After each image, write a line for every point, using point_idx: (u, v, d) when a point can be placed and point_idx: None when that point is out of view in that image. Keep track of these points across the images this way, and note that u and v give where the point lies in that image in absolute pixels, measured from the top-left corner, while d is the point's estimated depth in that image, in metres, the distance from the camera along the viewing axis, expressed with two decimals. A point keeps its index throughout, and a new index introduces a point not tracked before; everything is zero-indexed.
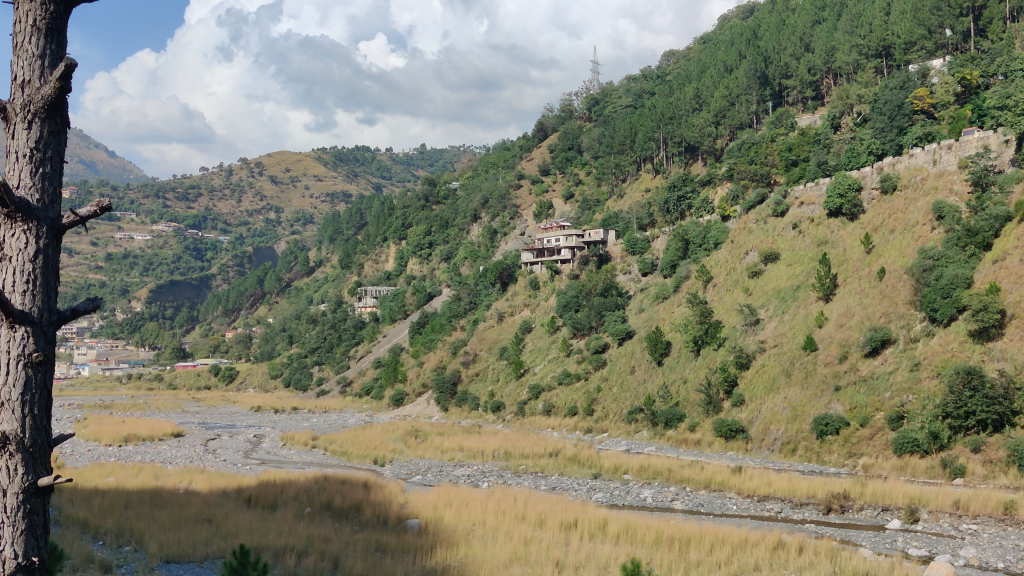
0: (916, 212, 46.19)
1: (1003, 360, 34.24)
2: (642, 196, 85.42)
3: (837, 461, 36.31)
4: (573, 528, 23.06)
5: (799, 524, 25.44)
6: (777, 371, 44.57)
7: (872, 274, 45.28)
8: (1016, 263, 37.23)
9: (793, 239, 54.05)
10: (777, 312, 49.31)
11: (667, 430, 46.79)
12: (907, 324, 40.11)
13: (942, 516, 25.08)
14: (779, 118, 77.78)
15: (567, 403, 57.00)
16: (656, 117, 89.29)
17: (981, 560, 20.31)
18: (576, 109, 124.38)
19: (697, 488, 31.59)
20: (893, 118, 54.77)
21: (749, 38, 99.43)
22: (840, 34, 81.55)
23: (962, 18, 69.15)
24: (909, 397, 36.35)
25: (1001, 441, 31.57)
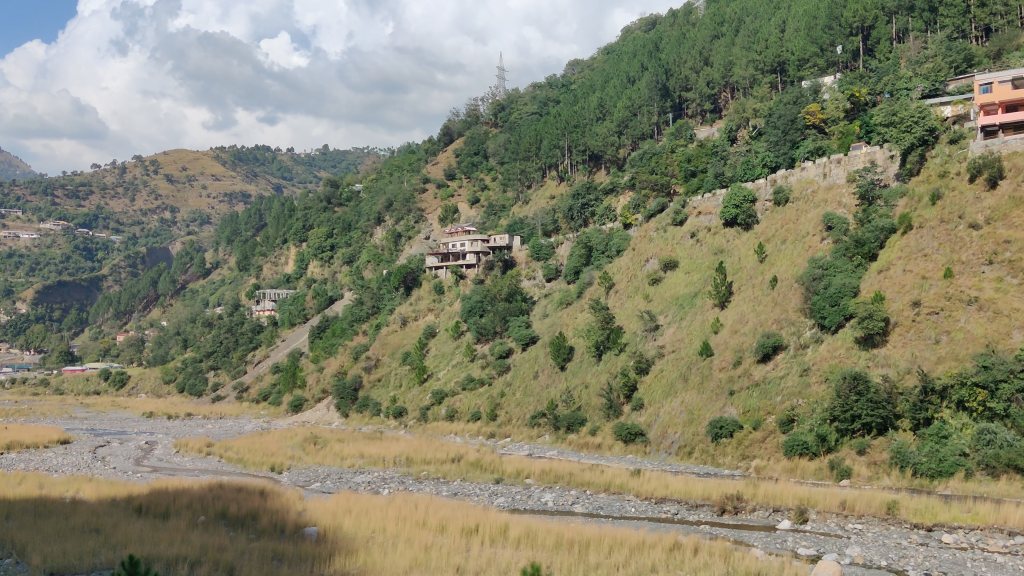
0: (807, 223, 47.94)
1: (886, 366, 35.90)
2: (546, 203, 86.16)
3: (731, 463, 37.28)
4: (473, 533, 23.08)
5: (695, 526, 26.04)
6: (675, 375, 45.57)
7: (764, 282, 46.83)
8: (899, 273, 39.09)
9: (691, 247, 55.39)
10: (676, 318, 50.45)
11: (569, 435, 47.32)
12: (798, 330, 41.60)
13: (830, 516, 26.09)
14: (679, 130, 79.46)
15: (470, 408, 57.05)
16: (560, 125, 90.38)
17: (865, 558, 21.19)
18: (482, 115, 124.61)
19: (596, 491, 32.01)
20: (786, 133, 56.54)
21: (651, 51, 101.68)
22: (738, 50, 84.02)
23: (852, 37, 72.37)
24: (799, 401, 37.68)
25: (884, 444, 33.11)
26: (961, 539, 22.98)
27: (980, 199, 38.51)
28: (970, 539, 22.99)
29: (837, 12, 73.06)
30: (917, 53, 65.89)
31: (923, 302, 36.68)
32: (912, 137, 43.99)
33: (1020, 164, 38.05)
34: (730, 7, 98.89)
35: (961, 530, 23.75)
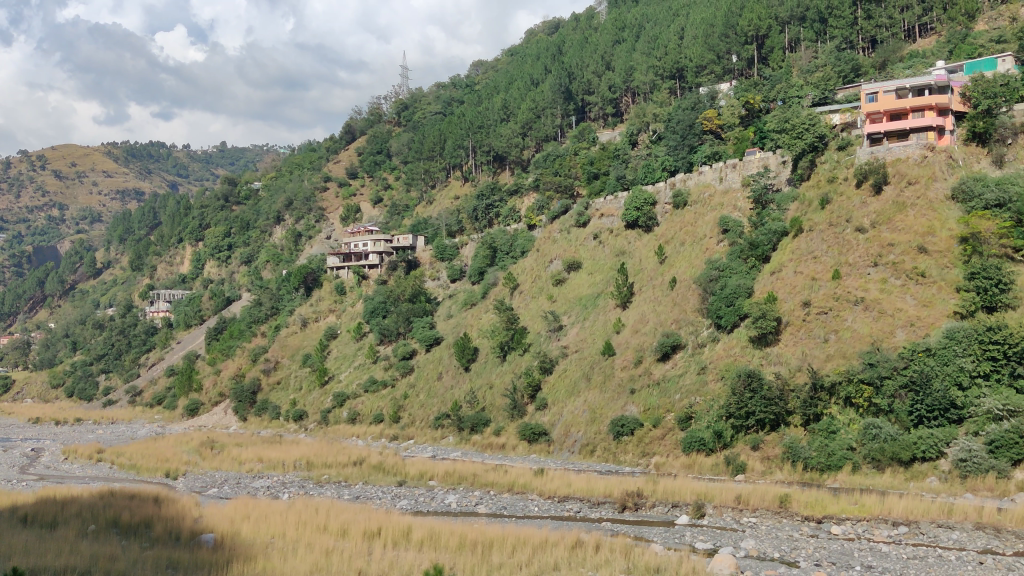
0: (704, 226, 49.21)
1: (779, 364, 37.15)
2: (450, 203, 86.02)
3: (632, 461, 37.95)
4: (376, 537, 22.94)
5: (597, 523, 26.46)
6: (578, 375, 46.15)
7: (664, 283, 47.88)
8: (791, 275, 40.51)
9: (594, 249, 56.17)
10: (579, 318, 51.13)
11: (472, 436, 47.33)
12: (695, 329, 42.68)
13: (726, 510, 26.85)
14: (582, 133, 80.36)
15: (373, 411, 56.54)
16: (465, 126, 90.56)
17: (759, 551, 21.91)
18: (384, 113, 123.50)
19: (500, 491, 32.18)
20: (684, 138, 57.85)
21: (554, 54, 102.65)
22: (639, 55, 86.16)
23: (747, 45, 74.52)
24: (697, 399, 38.64)
25: (777, 439, 34.30)
26: (849, 530, 23.99)
27: (865, 204, 40.33)
28: (858, 530, 24.01)
29: (734, 21, 75.32)
30: (808, 62, 68.35)
31: (813, 302, 38.12)
32: (803, 143, 45.61)
33: (903, 171, 39.90)
34: (632, 13, 100.87)
35: (849, 521, 24.80)
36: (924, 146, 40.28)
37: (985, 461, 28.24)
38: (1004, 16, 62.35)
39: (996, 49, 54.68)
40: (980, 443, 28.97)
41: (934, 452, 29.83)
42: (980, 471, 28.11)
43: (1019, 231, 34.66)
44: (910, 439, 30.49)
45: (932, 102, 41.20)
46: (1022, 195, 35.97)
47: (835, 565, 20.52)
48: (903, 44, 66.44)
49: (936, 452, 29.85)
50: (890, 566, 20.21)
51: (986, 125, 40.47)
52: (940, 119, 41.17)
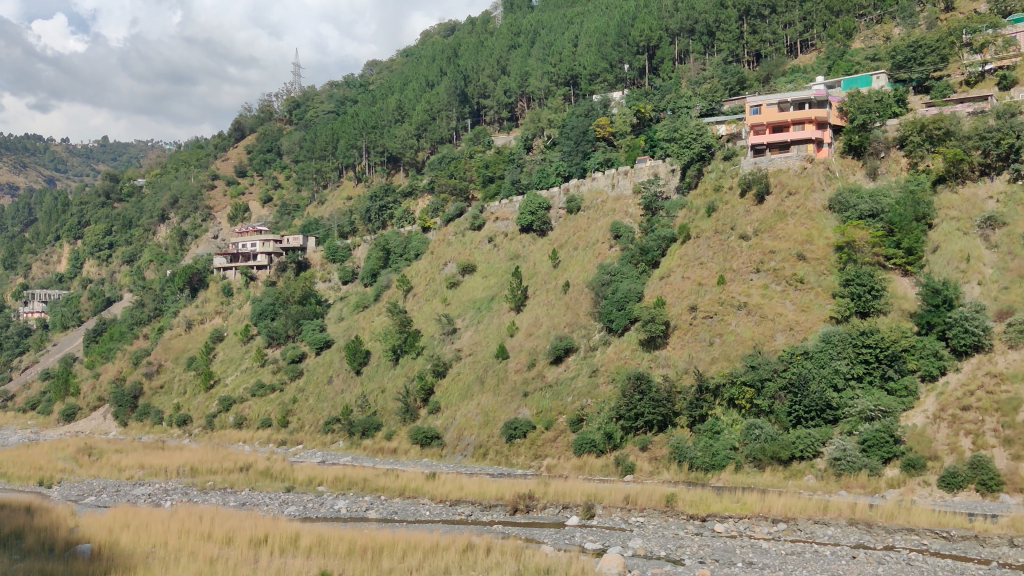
0: (596, 231, 50.08)
1: (667, 367, 38.14)
2: (343, 204, 85.01)
3: (524, 463, 38.25)
4: (262, 544, 22.47)
5: (488, 526, 26.58)
6: (471, 378, 46.24)
7: (557, 287, 48.50)
8: (678, 280, 41.59)
9: (489, 252, 56.44)
10: (473, 321, 51.27)
11: (363, 440, 46.79)
12: (587, 333, 43.35)
13: (615, 511, 27.38)
14: (477, 136, 80.59)
15: (260, 415, 55.33)
16: (358, 126, 89.66)
17: (646, 550, 22.44)
18: (275, 111, 120.99)
19: (391, 496, 31.99)
20: (578, 143, 58.36)
21: (450, 57, 102.61)
22: (534, 61, 87.09)
23: (638, 56, 76.16)
24: (588, 401, 39.28)
25: (664, 440, 35.13)
26: (732, 528, 24.80)
27: (749, 213, 41.76)
28: (740, 528, 24.84)
29: (626, 31, 76.96)
30: (697, 74, 70.44)
31: (699, 306, 39.23)
32: (691, 152, 46.88)
33: (784, 181, 41.53)
34: (527, 19, 101.82)
35: (731, 519, 25.63)
36: (804, 159, 42.11)
37: (859, 459, 29.86)
38: (878, 36, 64.71)
39: (871, 66, 57.54)
40: (854, 443, 30.61)
41: (811, 452, 31.25)
42: (854, 470, 29.68)
43: (891, 240, 36.80)
44: (788, 439, 31.81)
45: (811, 116, 43.13)
46: (894, 207, 38.17)
47: (718, 562, 21.17)
48: (786, 59, 69.13)
49: (813, 451, 31.30)
50: (770, 562, 20.96)
51: (861, 139, 42.51)
52: (818, 132, 43.21)
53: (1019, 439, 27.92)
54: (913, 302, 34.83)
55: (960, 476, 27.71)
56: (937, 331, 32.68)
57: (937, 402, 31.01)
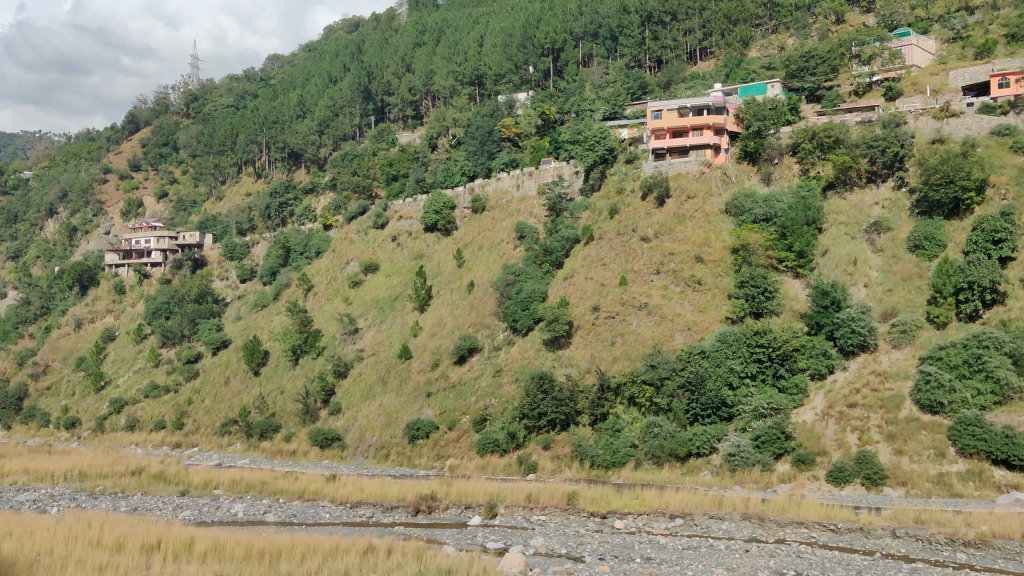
0: (501, 232, 50.17)
1: (570, 366, 38.43)
2: (242, 200, 83.04)
3: (427, 464, 38.01)
4: (155, 551, 21.68)
5: (390, 527, 26.31)
6: (373, 379, 45.68)
7: (462, 287, 48.37)
8: (582, 281, 41.95)
9: (392, 251, 55.86)
10: (376, 321, 50.68)
11: (261, 442, 45.75)
12: (492, 333, 43.41)
13: (517, 509, 27.45)
14: (381, 134, 79.72)
15: (154, 417, 53.56)
16: (258, 120, 87.72)
17: (548, 548, 22.52)
18: (171, 103, 117.20)
19: (290, 498, 31.32)
20: (483, 143, 58.69)
21: (353, 53, 101.22)
22: (438, 60, 86.70)
23: (543, 58, 76.61)
24: (492, 401, 39.31)
25: (567, 438, 35.40)
26: (631, 525, 25.19)
27: (650, 215, 42.42)
28: (639, 524, 25.28)
29: (531, 33, 77.24)
30: (600, 77, 71.30)
31: (601, 307, 39.66)
32: (594, 155, 47.47)
33: (684, 185, 42.36)
34: (432, 17, 101.28)
35: (631, 515, 26.01)
36: (702, 163, 43.03)
37: (752, 455, 30.73)
38: (773, 46, 67.90)
39: (766, 75, 59.26)
40: (747, 439, 31.46)
41: (708, 448, 32.01)
42: (748, 465, 30.54)
43: (783, 243, 38.12)
44: (686, 436, 32.49)
45: (710, 122, 44.09)
46: (786, 212, 39.43)
47: (618, 558, 21.42)
48: (686, 65, 70.63)
49: (710, 448, 32.03)
50: (668, 557, 21.34)
51: (756, 145, 43.65)
52: (716, 138, 44.20)
53: (901, 434, 29.48)
54: (803, 303, 36.17)
55: (847, 471, 28.83)
56: (825, 332, 34.06)
57: (826, 399, 32.25)
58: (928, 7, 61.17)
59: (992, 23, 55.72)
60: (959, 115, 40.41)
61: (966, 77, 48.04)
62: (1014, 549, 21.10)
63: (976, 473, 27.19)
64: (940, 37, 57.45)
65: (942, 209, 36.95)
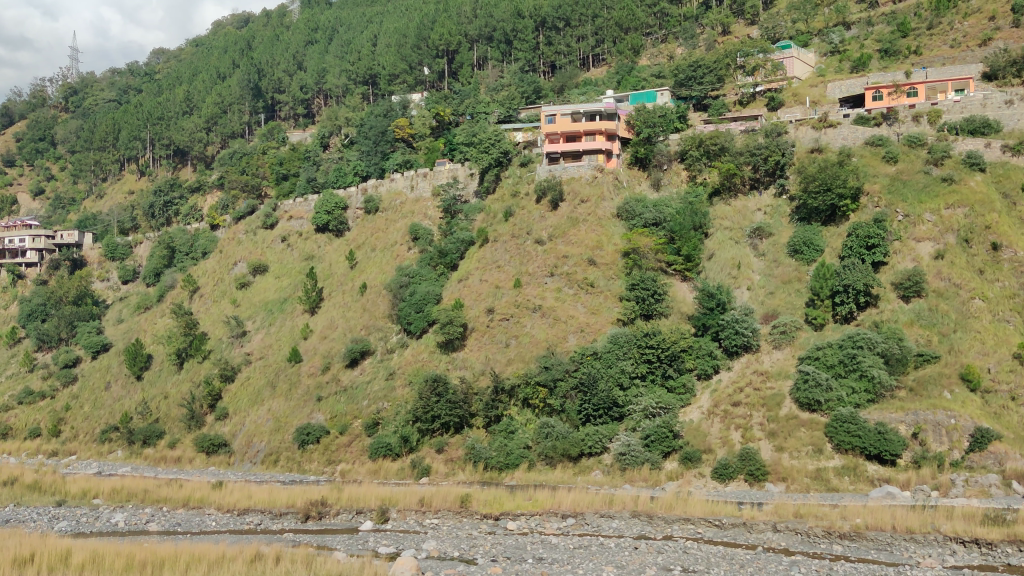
0: (395, 233, 49.82)
1: (464, 368, 38.44)
2: (125, 198, 80.02)
3: (317, 469, 37.42)
4: (27, 564, 20.60)
5: (278, 535, 25.75)
6: (261, 383, 44.66)
7: (354, 288, 47.78)
8: (476, 283, 41.96)
9: (282, 252, 54.72)
10: (265, 324, 49.53)
11: (144, 450, 44.19)
12: (384, 335, 42.99)
13: (409, 514, 27.29)
14: (270, 132, 78.20)
15: (28, 425, 51.01)
16: (142, 116, 84.76)
17: (440, 552, 22.46)
18: (48, 97, 111.95)
19: (174, 507, 30.31)
20: (377, 144, 57.90)
21: (243, 49, 98.80)
22: (332, 59, 85.56)
23: (437, 59, 76.13)
24: (384, 405, 38.95)
25: (460, 441, 35.36)
26: (523, 526, 25.42)
27: (544, 218, 42.79)
28: (531, 525, 25.53)
29: (426, 34, 76.71)
30: (494, 81, 71.46)
31: (496, 309, 39.76)
32: (489, 157, 47.57)
33: (576, 189, 43.01)
34: (324, 15, 99.61)
35: (523, 516, 26.16)
36: (595, 168, 43.72)
37: (641, 453, 31.37)
38: (662, 55, 69.85)
39: (656, 83, 60.58)
40: (637, 438, 32.09)
41: (599, 447, 32.51)
42: (637, 464, 31.18)
43: (672, 247, 39.06)
44: (578, 436, 32.90)
45: (602, 127, 44.76)
46: (674, 216, 40.40)
47: (509, 559, 21.52)
48: (579, 71, 71.54)
49: (601, 447, 32.53)
50: (559, 557, 21.56)
51: (647, 151, 44.61)
52: (609, 143, 44.93)
53: (782, 432, 30.58)
54: (690, 306, 37.21)
55: (730, 467, 29.71)
56: (711, 333, 35.13)
57: (711, 398, 33.23)
58: (807, 21, 63.82)
59: (867, 39, 58.73)
60: (836, 126, 42.25)
61: (843, 89, 50.86)
62: (885, 540, 22.17)
63: (851, 468, 28.56)
64: (818, 50, 59.92)
65: (820, 215, 38.47)
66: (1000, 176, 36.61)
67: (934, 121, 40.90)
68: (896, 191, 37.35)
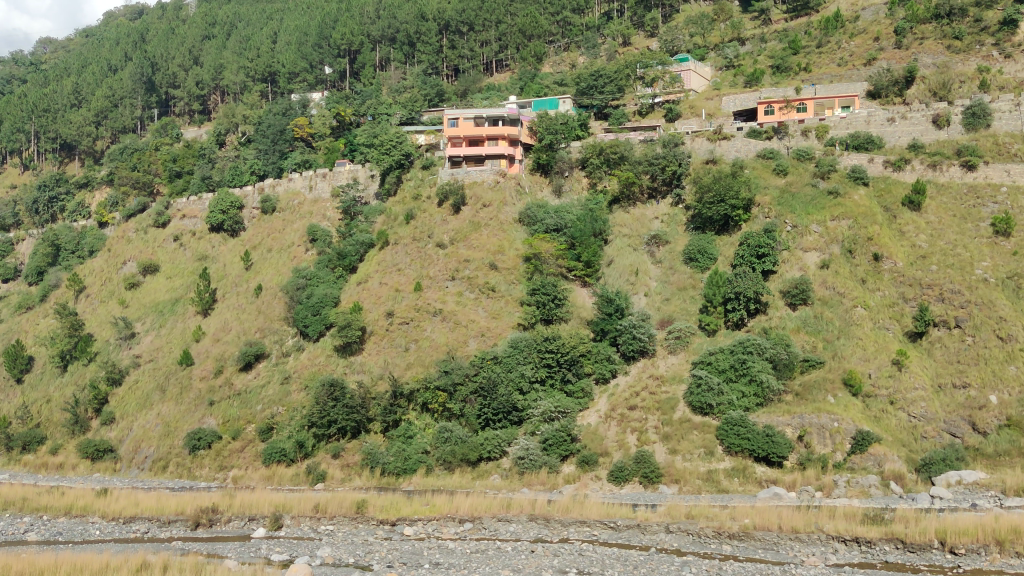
0: (292, 233, 48.97)
1: (361, 373, 38.01)
2: (7, 193, 76.41)
3: (208, 475, 36.49)
4: None
5: (167, 543, 25.00)
6: (150, 387, 43.20)
7: (248, 290, 46.73)
8: (375, 286, 41.53)
9: (174, 252, 53.06)
10: (154, 326, 47.92)
11: (23, 456, 42.20)
12: (280, 338, 42.13)
13: (303, 520, 26.85)
14: (163, 127, 75.73)
15: None
16: (26, 107, 80.95)
17: (334, 558, 22.18)
18: None
19: (54, 516, 29.05)
20: (275, 143, 57.14)
21: (137, 42, 95.62)
22: (229, 54, 82.84)
23: (339, 59, 75.75)
24: (279, 409, 38.25)
25: (357, 446, 34.95)
26: (420, 531, 25.33)
27: (445, 222, 42.69)
28: (428, 530, 25.45)
29: (327, 32, 76.23)
30: (397, 82, 71.25)
31: (395, 313, 39.43)
32: (390, 159, 47.23)
33: (478, 194, 43.09)
34: (222, 10, 97.18)
35: (420, 521, 26.02)
36: (497, 172, 43.85)
37: (540, 457, 31.61)
38: (564, 63, 70.81)
39: (558, 91, 61.22)
40: (535, 442, 32.31)
41: (498, 452, 32.58)
42: (536, 468, 31.38)
43: (572, 253, 39.54)
44: (477, 441, 32.94)
45: (505, 133, 44.99)
46: (575, 222, 40.89)
47: (405, 565, 21.39)
48: (482, 76, 71.78)
49: (500, 452, 32.62)
50: (455, 561, 21.55)
51: (548, 158, 45.03)
52: (511, 149, 45.18)
53: (675, 434, 31.29)
54: (589, 311, 37.73)
55: (626, 470, 30.17)
56: (609, 338, 35.69)
57: (609, 402, 33.76)
58: (704, 36, 65.76)
59: (760, 55, 60.74)
60: (729, 138, 43.60)
61: (737, 103, 52.36)
62: (772, 539, 22.92)
63: (741, 470, 29.44)
64: (714, 64, 61.68)
65: (714, 225, 39.55)
66: (882, 190, 38.35)
67: (821, 136, 42.70)
68: (785, 203, 38.70)
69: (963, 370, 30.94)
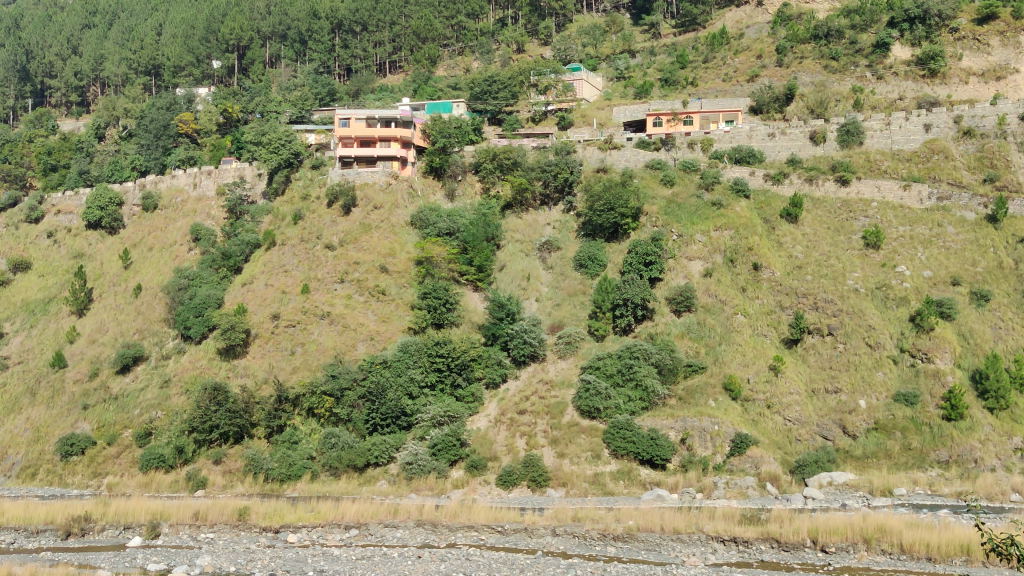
0: (174, 232, 47.43)
1: (245, 376, 37.10)
2: None
3: (81, 482, 34.94)
4: None
5: (35, 554, 23.89)
6: (19, 390, 41.12)
7: (127, 290, 45.01)
8: (261, 287, 40.58)
9: (47, 249, 50.56)
10: (25, 326, 45.63)
11: None
12: (160, 340, 40.73)
13: (182, 528, 26.02)
14: (38, 118, 72.40)
15: None
16: None
17: (214, 567, 21.65)
18: None
19: None
20: (158, 138, 55.37)
21: (9, 27, 91.19)
22: (111, 45, 79.60)
23: (227, 53, 73.73)
24: (158, 414, 37.06)
25: (239, 452, 34.09)
26: (304, 538, 24.91)
27: (335, 223, 42.08)
28: (312, 537, 25.05)
29: (214, 27, 74.22)
30: (287, 81, 69.92)
31: (281, 315, 38.60)
32: (278, 158, 46.16)
33: (369, 195, 42.67)
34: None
35: (304, 528, 25.57)
36: (389, 175, 43.57)
37: (428, 462, 31.44)
38: (458, 67, 70.98)
39: (452, 95, 61.23)
40: (424, 447, 32.18)
41: (386, 457, 32.31)
42: (424, 473, 31.18)
43: (464, 258, 39.74)
44: (364, 446, 32.60)
45: (398, 134, 44.71)
46: (467, 227, 41.11)
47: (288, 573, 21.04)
48: (375, 77, 71.17)
49: (388, 457, 32.33)
50: (340, 569, 21.31)
51: (441, 161, 45.02)
52: (404, 150, 44.96)
53: (563, 438, 31.67)
54: (480, 315, 37.98)
55: (514, 474, 30.25)
56: (500, 342, 35.95)
57: (498, 407, 33.94)
58: (597, 46, 66.98)
59: (649, 68, 62.25)
60: (619, 148, 44.45)
61: (627, 114, 53.46)
62: (655, 540, 23.49)
63: (626, 472, 30.02)
64: (606, 74, 62.74)
65: (603, 232, 40.24)
66: (762, 203, 39.83)
67: (706, 148, 44.10)
68: (670, 213, 39.74)
69: (835, 375, 32.47)
